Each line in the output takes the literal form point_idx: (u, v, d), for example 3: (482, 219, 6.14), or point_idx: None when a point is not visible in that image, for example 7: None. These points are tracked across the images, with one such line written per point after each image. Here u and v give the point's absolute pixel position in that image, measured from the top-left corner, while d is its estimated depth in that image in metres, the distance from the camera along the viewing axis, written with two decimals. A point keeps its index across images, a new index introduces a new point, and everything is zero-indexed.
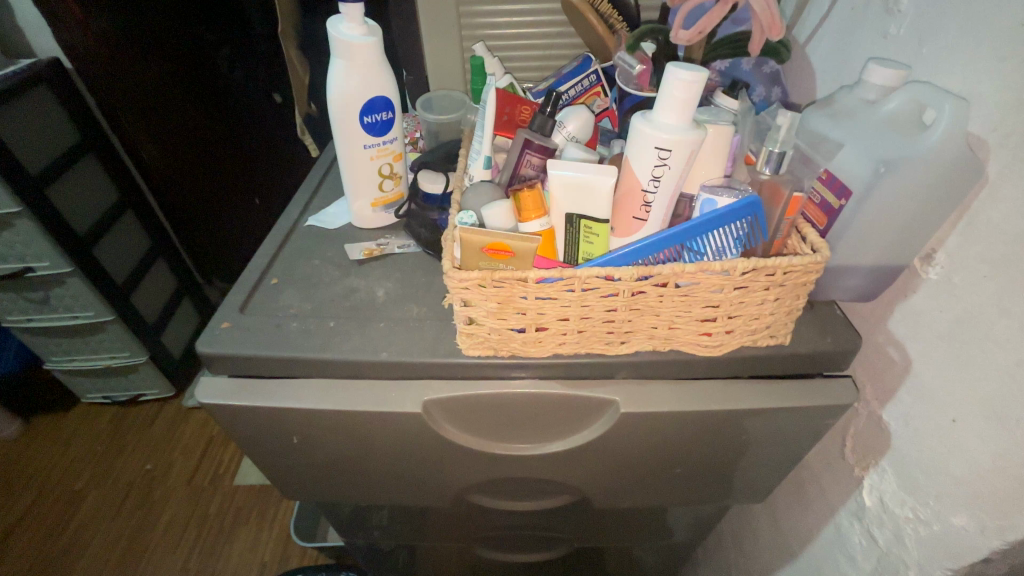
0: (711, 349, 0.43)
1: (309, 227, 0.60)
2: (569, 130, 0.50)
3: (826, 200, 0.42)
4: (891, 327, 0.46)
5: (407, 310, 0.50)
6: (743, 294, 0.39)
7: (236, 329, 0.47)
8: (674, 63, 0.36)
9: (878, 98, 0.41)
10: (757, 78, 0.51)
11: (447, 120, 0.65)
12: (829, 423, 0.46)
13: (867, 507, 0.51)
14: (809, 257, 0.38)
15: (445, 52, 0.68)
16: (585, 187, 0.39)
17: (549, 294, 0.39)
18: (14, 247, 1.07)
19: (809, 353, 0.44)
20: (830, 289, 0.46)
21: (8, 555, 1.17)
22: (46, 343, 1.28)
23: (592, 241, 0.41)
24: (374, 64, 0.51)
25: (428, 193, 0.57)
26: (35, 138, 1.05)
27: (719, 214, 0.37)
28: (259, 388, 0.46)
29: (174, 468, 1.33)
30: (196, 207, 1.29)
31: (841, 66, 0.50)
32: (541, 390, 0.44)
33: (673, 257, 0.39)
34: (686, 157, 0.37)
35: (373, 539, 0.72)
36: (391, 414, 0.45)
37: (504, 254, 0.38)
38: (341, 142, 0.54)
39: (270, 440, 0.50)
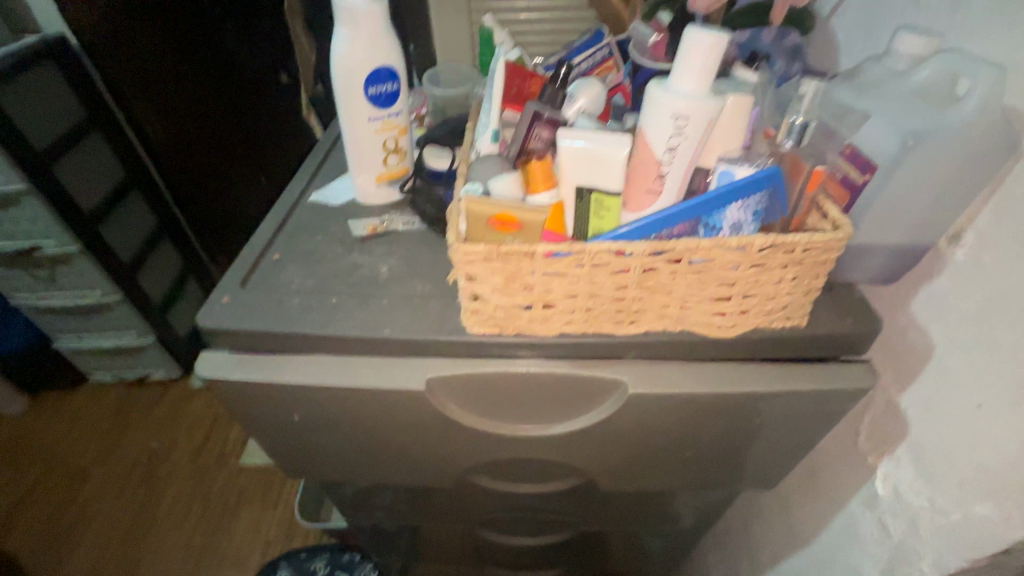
0: (724, 330, 0.42)
1: (312, 203, 0.59)
2: (580, 103, 0.48)
3: (847, 176, 0.40)
4: (913, 311, 0.44)
5: (412, 287, 0.49)
6: (760, 272, 0.37)
7: (236, 304, 0.46)
8: (693, 26, 0.34)
9: (907, 67, 0.38)
10: (779, 51, 0.49)
11: (455, 94, 0.63)
12: (844, 408, 0.45)
13: (881, 496, 0.49)
14: (830, 233, 0.36)
15: (453, 25, 0.66)
16: (597, 158, 0.37)
17: (558, 270, 0.37)
18: (19, 224, 1.08)
19: (825, 336, 0.43)
20: (850, 270, 0.45)
21: (18, 529, 1.19)
22: (53, 322, 1.29)
23: (603, 215, 0.39)
24: (380, 33, 0.50)
25: (434, 168, 0.55)
26: (44, 113, 1.03)
27: (736, 186, 0.35)
28: (260, 364, 0.45)
29: (181, 447, 1.34)
30: (202, 188, 1.29)
31: (865, 36, 0.47)
32: (548, 369, 0.43)
33: (687, 232, 0.37)
34: (703, 126, 0.35)
35: (376, 519, 0.72)
36: (394, 392, 0.44)
37: (511, 227, 0.37)
38: (346, 114, 0.53)
39: (272, 416, 0.49)
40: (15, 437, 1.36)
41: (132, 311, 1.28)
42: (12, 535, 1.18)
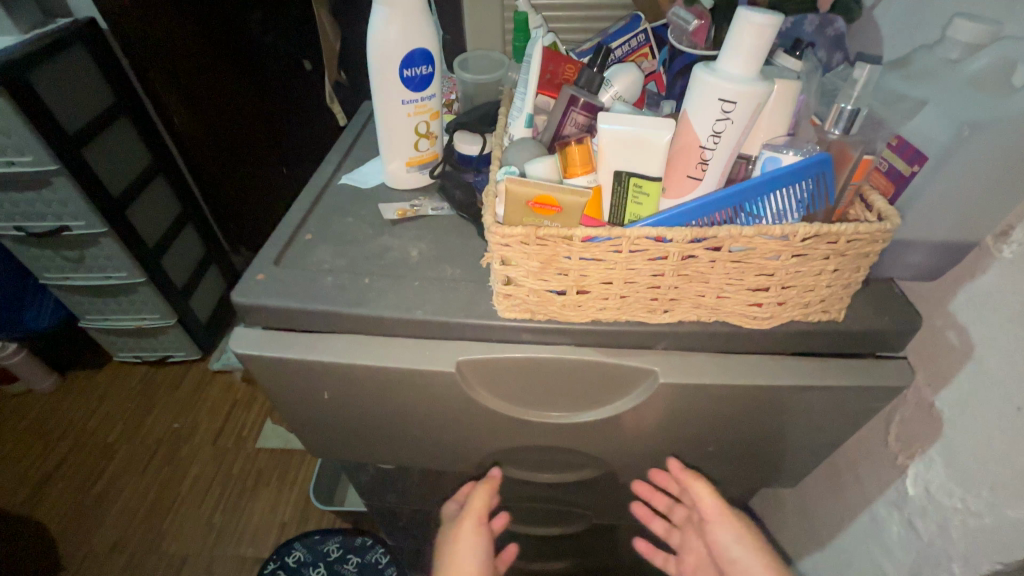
0: (759, 321, 0.41)
1: (342, 185, 0.59)
2: (616, 89, 0.48)
3: (895, 168, 0.39)
4: (952, 310, 0.43)
5: (441, 271, 0.49)
6: (801, 263, 0.37)
7: (271, 281, 0.47)
8: (744, 7, 0.33)
9: (962, 56, 0.36)
10: (820, 40, 0.47)
11: (484, 81, 0.63)
12: (878, 405, 0.44)
13: (910, 497, 0.48)
14: (876, 224, 0.35)
15: (485, 10, 0.65)
16: (638, 142, 0.37)
17: (594, 255, 0.37)
18: (51, 205, 1.10)
19: (862, 331, 0.42)
20: (888, 265, 0.43)
21: (44, 501, 1.22)
22: (80, 301, 1.31)
23: (641, 201, 0.39)
24: (417, 15, 0.50)
25: (465, 154, 0.56)
26: (72, 99, 1.06)
27: (782, 173, 0.34)
28: (292, 341, 0.46)
29: (200, 428, 1.36)
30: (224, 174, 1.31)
31: (911, 25, 0.46)
32: (576, 356, 0.43)
33: (728, 220, 0.37)
34: (750, 111, 0.35)
35: (392, 503, 0.73)
36: (424, 373, 0.44)
37: (549, 210, 0.37)
38: (380, 96, 0.53)
39: (300, 394, 0.50)
40: (44, 412, 1.40)
41: (156, 293, 1.30)
42: (38, 507, 1.21)
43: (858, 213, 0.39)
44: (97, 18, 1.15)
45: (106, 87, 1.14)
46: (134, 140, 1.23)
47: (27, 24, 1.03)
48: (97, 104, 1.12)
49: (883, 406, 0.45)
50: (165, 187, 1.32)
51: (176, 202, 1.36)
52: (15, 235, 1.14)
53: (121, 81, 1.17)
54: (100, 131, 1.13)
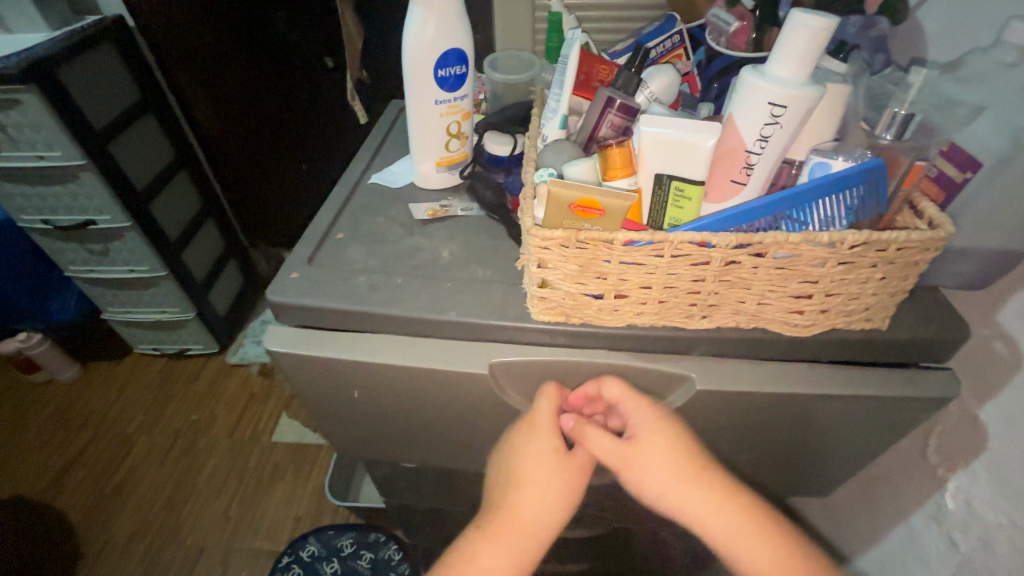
0: (800, 329, 0.40)
1: (372, 185, 0.59)
2: (652, 90, 0.48)
3: (944, 174, 0.38)
4: (1001, 320, 0.42)
5: (473, 272, 0.49)
6: (848, 270, 0.36)
7: (304, 279, 0.47)
8: (797, 9, 0.33)
9: (1019, 60, 0.35)
10: (863, 42, 0.46)
11: (516, 81, 0.62)
12: (920, 416, 0.43)
13: (950, 510, 0.47)
14: (928, 232, 0.34)
15: (516, 10, 0.65)
16: (682, 146, 0.36)
17: (635, 259, 0.36)
18: (78, 199, 1.11)
19: (906, 341, 0.41)
20: (935, 274, 0.42)
21: (67, 489, 1.25)
22: (104, 294, 1.34)
23: (682, 205, 0.38)
24: (452, 14, 0.49)
25: (494, 155, 0.56)
26: (100, 95, 1.08)
27: (832, 179, 0.34)
28: (324, 340, 0.46)
29: (218, 421, 1.38)
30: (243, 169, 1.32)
31: (962, 28, 0.44)
32: (610, 360, 0.43)
33: (774, 225, 0.36)
34: (800, 115, 0.34)
35: (413, 502, 0.73)
36: (457, 374, 0.44)
37: (591, 213, 0.36)
38: (413, 96, 0.53)
39: (331, 393, 0.50)
40: (66, 402, 1.43)
41: (177, 287, 1.32)
42: (61, 495, 1.24)
43: (907, 221, 0.38)
44: (125, 16, 1.16)
45: (133, 83, 1.16)
46: (158, 136, 1.24)
47: (57, 21, 1.04)
48: (124, 100, 1.14)
49: (925, 418, 0.44)
50: (187, 183, 1.34)
51: (197, 197, 1.38)
52: (42, 228, 1.16)
53: (147, 77, 1.19)
54: (125, 127, 1.14)
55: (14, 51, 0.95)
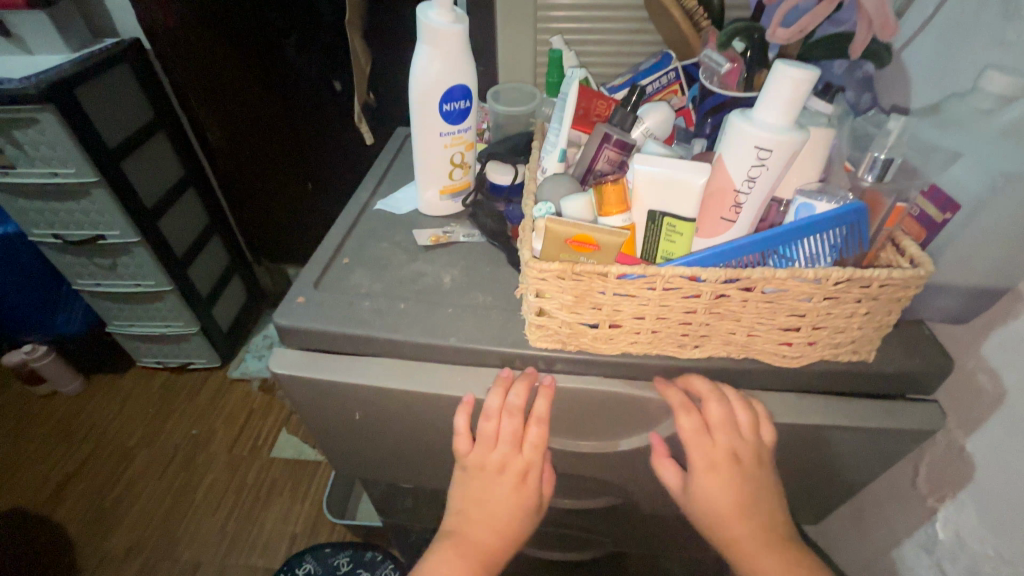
0: (790, 359, 0.41)
1: (378, 210, 0.61)
2: (648, 125, 0.50)
3: (926, 213, 0.40)
4: (984, 353, 0.43)
5: (474, 298, 0.50)
6: (833, 305, 0.37)
7: (311, 303, 0.49)
8: (782, 61, 0.35)
9: (995, 107, 0.37)
10: (849, 83, 0.48)
11: (517, 113, 0.65)
12: (908, 447, 0.44)
13: (940, 541, 0.48)
14: (909, 271, 0.36)
15: (519, 44, 0.67)
16: (673, 184, 0.38)
17: (628, 291, 0.38)
18: (90, 215, 1.14)
19: (893, 373, 0.42)
20: (919, 308, 0.44)
21: (66, 502, 1.25)
22: (110, 307, 1.35)
23: (674, 240, 0.40)
24: (457, 52, 0.52)
25: (496, 183, 0.57)
26: (115, 114, 1.11)
27: (816, 220, 0.35)
28: (328, 363, 0.48)
29: (218, 435, 1.39)
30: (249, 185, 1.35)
31: (943, 72, 0.46)
32: (604, 388, 0.44)
33: (761, 261, 0.37)
34: (785, 158, 0.36)
35: (408, 521, 0.74)
36: (457, 399, 0.45)
37: (586, 247, 0.38)
38: (419, 129, 0.55)
39: (334, 414, 0.51)
40: (68, 414, 1.44)
41: (182, 302, 1.34)
42: (59, 508, 1.24)
43: (890, 257, 0.39)
44: (142, 39, 1.20)
45: (146, 103, 1.19)
46: (168, 154, 1.28)
47: (77, 44, 1.08)
48: (137, 119, 1.17)
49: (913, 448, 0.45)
50: (194, 199, 1.37)
51: (205, 214, 1.41)
52: (52, 242, 1.18)
53: (161, 97, 1.23)
54: (138, 145, 1.18)
55: (34, 72, 0.99)
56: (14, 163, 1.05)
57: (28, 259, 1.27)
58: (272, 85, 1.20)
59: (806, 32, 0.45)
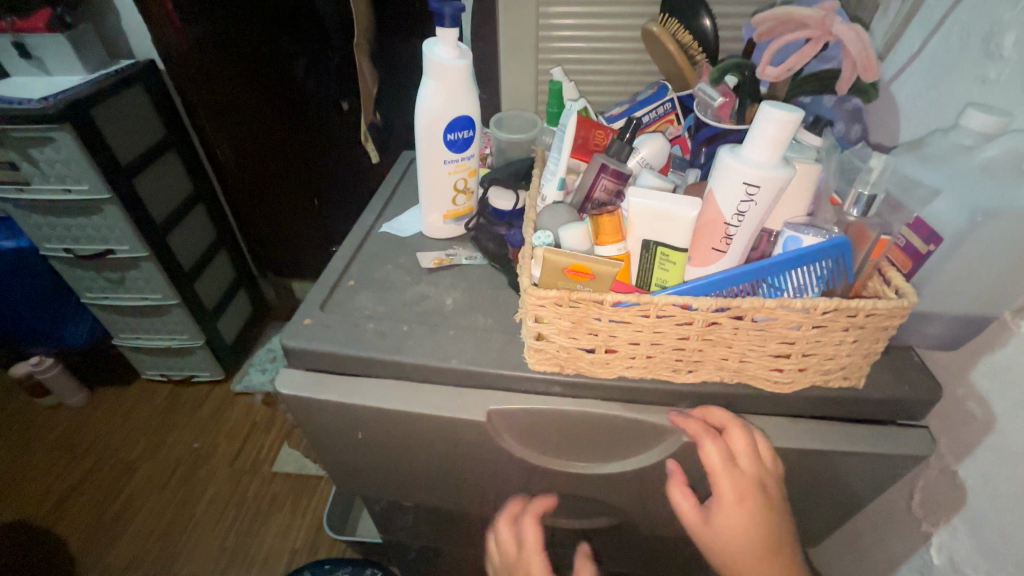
0: (782, 385, 0.43)
1: (384, 233, 0.63)
2: (644, 155, 0.52)
3: (911, 244, 0.41)
4: (973, 380, 0.44)
5: (475, 321, 0.52)
6: (821, 333, 0.38)
7: (317, 325, 0.50)
8: (768, 102, 0.37)
9: (976, 143, 0.39)
10: (839, 115, 0.51)
11: (519, 139, 0.67)
12: (899, 471, 0.45)
13: (935, 565, 0.48)
14: (894, 301, 0.37)
15: (521, 73, 0.70)
16: (666, 217, 0.40)
17: (623, 318, 0.39)
18: (101, 230, 1.17)
19: (883, 399, 0.43)
20: (908, 334, 0.45)
21: (67, 515, 1.26)
22: (116, 321, 1.37)
23: (668, 269, 0.41)
24: (461, 85, 0.54)
25: (497, 208, 0.59)
26: (128, 133, 1.15)
27: (803, 252, 0.37)
28: (333, 383, 0.49)
29: (219, 448, 1.39)
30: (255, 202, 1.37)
31: (928, 107, 0.48)
32: (602, 410, 0.45)
33: (752, 291, 0.39)
34: (772, 193, 0.37)
35: (407, 538, 0.74)
36: (455, 420, 0.47)
37: (583, 276, 0.39)
38: (423, 157, 0.57)
39: (336, 433, 0.52)
40: (72, 427, 1.45)
41: (188, 316, 1.36)
42: (61, 521, 1.24)
43: (877, 287, 0.40)
44: (157, 61, 1.24)
45: (159, 122, 1.23)
46: (179, 171, 1.31)
47: (94, 65, 1.11)
48: (149, 138, 1.21)
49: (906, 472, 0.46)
50: (202, 215, 1.40)
51: (212, 229, 1.44)
52: (63, 256, 1.21)
53: (173, 116, 1.26)
54: (150, 162, 1.21)
55: (52, 92, 1.02)
56: (29, 180, 1.08)
57: (39, 273, 1.30)
58: (282, 105, 1.24)
59: (793, 71, 0.47)
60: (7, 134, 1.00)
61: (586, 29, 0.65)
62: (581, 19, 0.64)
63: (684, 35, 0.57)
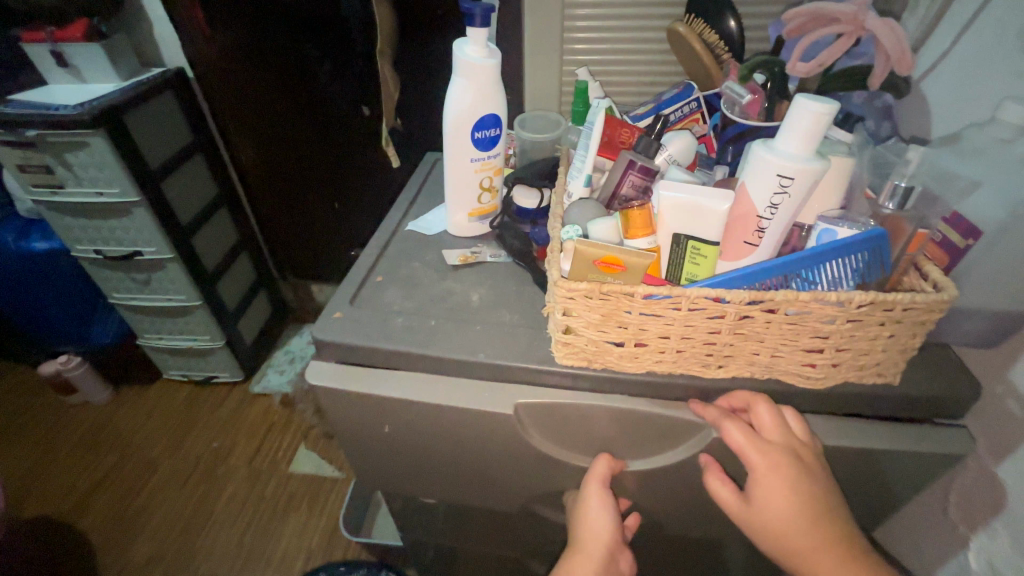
0: (814, 381, 0.42)
1: (409, 231, 0.64)
2: (671, 152, 0.52)
3: (949, 238, 0.40)
4: (1013, 379, 0.42)
5: (501, 316, 0.52)
6: (857, 327, 0.38)
7: (347, 319, 0.51)
8: (803, 94, 0.36)
9: (1016, 137, 0.37)
10: (869, 112, 0.50)
11: (542, 139, 0.67)
12: (937, 472, 0.44)
13: (972, 571, 0.47)
14: (932, 295, 0.36)
15: (545, 75, 0.71)
16: (697, 210, 0.40)
17: (654, 311, 0.39)
18: (129, 232, 1.20)
19: (918, 398, 0.42)
20: (944, 332, 0.44)
21: (91, 511, 1.28)
22: (141, 321, 1.41)
23: (699, 263, 0.41)
24: (488, 84, 0.55)
25: (521, 207, 0.60)
26: (158, 138, 1.18)
27: (839, 244, 0.36)
28: (359, 375, 0.50)
29: (238, 447, 1.41)
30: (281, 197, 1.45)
31: (962, 103, 0.48)
32: (630, 403, 0.45)
33: (785, 283, 0.39)
34: (807, 186, 0.37)
35: (425, 536, 0.74)
36: (482, 412, 0.47)
37: (614, 268, 0.39)
38: (451, 155, 0.58)
39: (361, 425, 0.53)
40: (96, 424, 1.48)
41: (210, 316, 1.39)
42: (85, 516, 1.27)
43: (913, 282, 0.40)
44: (186, 68, 1.27)
45: (186, 127, 1.26)
46: (204, 175, 1.34)
47: (126, 72, 1.15)
48: (177, 142, 1.24)
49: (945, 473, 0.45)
50: (226, 217, 1.43)
51: (234, 232, 1.47)
52: (93, 257, 1.25)
53: (200, 122, 1.30)
54: (177, 166, 1.24)
55: (86, 99, 1.06)
56: (63, 184, 1.12)
57: (70, 274, 1.34)
58: (304, 110, 1.26)
59: (825, 66, 0.47)
60: (45, 138, 1.04)
61: (611, 30, 0.66)
62: (607, 21, 0.65)
63: (711, 35, 0.57)
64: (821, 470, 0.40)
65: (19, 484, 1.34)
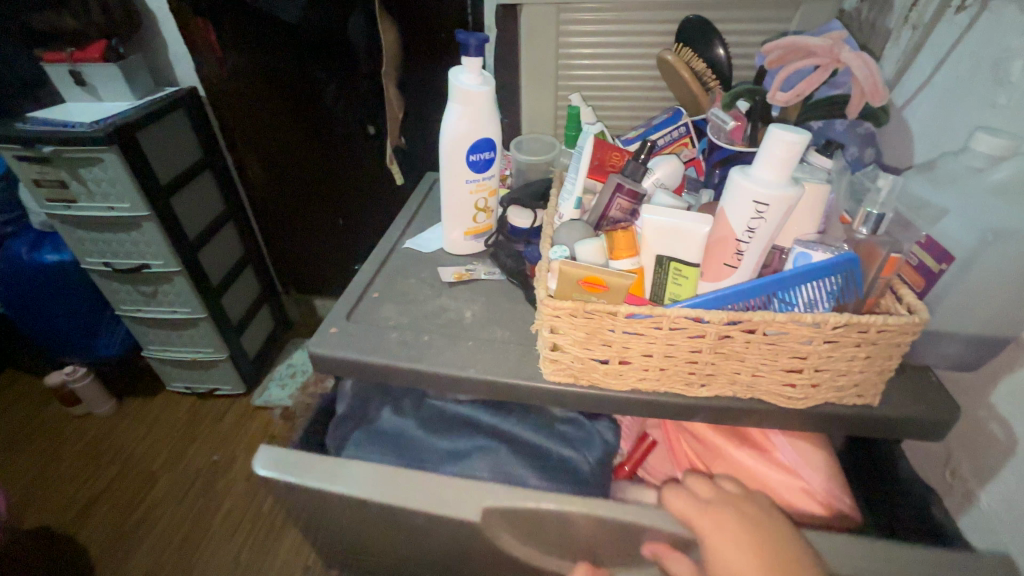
0: (794, 401, 0.43)
1: (407, 249, 0.66)
2: (658, 176, 0.54)
3: (924, 264, 0.42)
4: (993, 402, 0.43)
5: (493, 333, 0.54)
6: (833, 348, 0.39)
7: (343, 334, 0.53)
8: (777, 125, 0.38)
9: (986, 166, 0.39)
10: (852, 139, 0.52)
11: (538, 161, 0.70)
12: None
13: None
14: (905, 318, 0.37)
15: (541, 100, 0.73)
16: (677, 233, 0.41)
17: (637, 330, 0.40)
18: (138, 245, 1.23)
19: (900, 419, 0.43)
20: (925, 354, 0.45)
21: (88, 523, 1.28)
22: (146, 333, 1.43)
23: (680, 283, 0.43)
24: (483, 109, 0.57)
25: (516, 226, 0.62)
26: (168, 155, 1.22)
27: (812, 269, 0.38)
28: (315, 466, 0.49)
29: (237, 462, 1.42)
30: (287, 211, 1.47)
31: (940, 131, 0.49)
32: (596, 510, 0.44)
33: (763, 304, 0.40)
34: (782, 211, 0.39)
35: None
36: (446, 517, 0.45)
37: (598, 287, 0.41)
38: (447, 177, 0.60)
39: (332, 516, 0.52)
40: (98, 436, 1.49)
41: (213, 329, 1.41)
42: (82, 528, 1.27)
43: (889, 304, 0.41)
44: (198, 87, 1.32)
45: (196, 144, 1.30)
46: (212, 191, 1.38)
47: (140, 91, 1.19)
48: (186, 159, 1.28)
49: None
50: (231, 233, 1.46)
51: (240, 246, 1.51)
52: (101, 270, 1.28)
53: (209, 140, 1.34)
54: (185, 182, 1.27)
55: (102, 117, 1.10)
56: (76, 198, 1.15)
57: (78, 286, 1.37)
58: (311, 128, 1.29)
59: (803, 96, 0.49)
60: (60, 155, 1.08)
61: (604, 58, 0.68)
62: (600, 49, 0.67)
63: (699, 64, 0.60)
64: (765, 517, 0.41)
65: (19, 494, 1.35)
